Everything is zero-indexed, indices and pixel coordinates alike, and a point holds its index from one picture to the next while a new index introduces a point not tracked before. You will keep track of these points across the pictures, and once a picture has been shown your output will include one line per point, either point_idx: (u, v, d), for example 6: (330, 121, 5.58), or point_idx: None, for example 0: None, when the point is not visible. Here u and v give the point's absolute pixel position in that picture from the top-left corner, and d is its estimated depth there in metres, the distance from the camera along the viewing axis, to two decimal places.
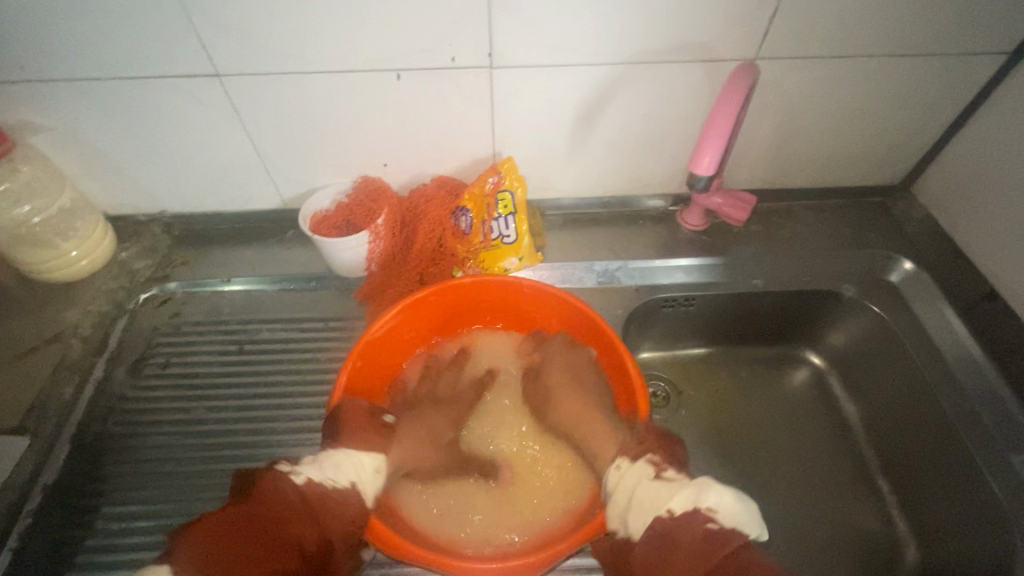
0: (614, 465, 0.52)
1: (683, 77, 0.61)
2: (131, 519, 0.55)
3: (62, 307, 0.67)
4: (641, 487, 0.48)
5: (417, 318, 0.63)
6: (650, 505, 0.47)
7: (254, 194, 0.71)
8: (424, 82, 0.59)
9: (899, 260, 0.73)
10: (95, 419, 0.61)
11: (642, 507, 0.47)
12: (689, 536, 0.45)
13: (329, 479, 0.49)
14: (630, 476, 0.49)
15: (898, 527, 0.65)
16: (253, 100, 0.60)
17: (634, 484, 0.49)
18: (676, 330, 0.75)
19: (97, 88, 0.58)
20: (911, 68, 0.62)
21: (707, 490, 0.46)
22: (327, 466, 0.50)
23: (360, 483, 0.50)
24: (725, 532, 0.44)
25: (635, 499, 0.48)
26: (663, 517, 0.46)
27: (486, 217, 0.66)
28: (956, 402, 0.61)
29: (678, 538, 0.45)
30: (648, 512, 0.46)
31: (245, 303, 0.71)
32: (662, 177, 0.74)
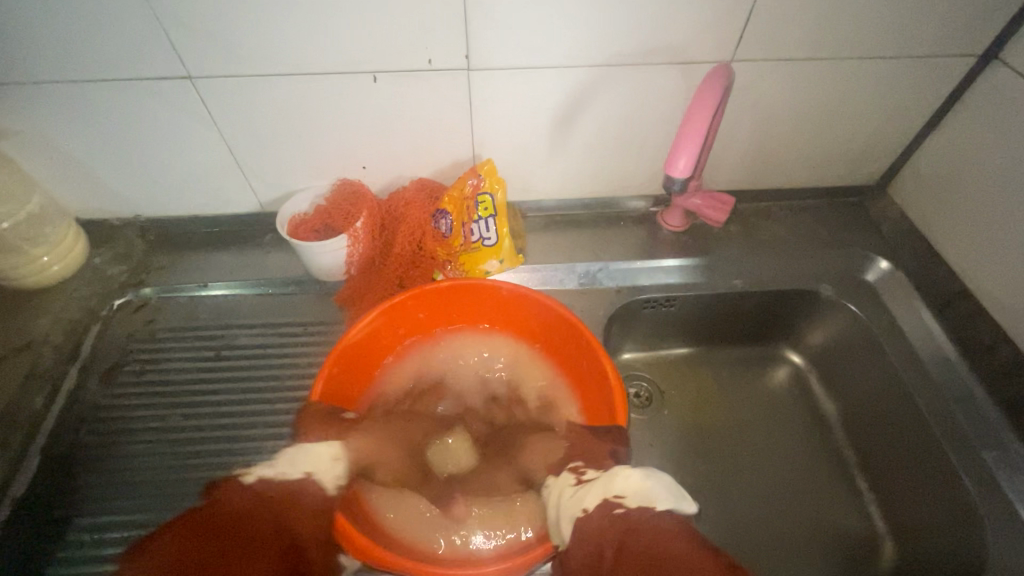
0: (545, 484, 0.54)
1: (660, 80, 0.61)
2: (104, 530, 0.54)
3: (32, 314, 0.66)
4: (564, 495, 0.50)
5: (395, 322, 0.63)
6: (573, 509, 0.48)
7: (230, 198, 0.70)
8: (401, 84, 0.59)
9: (875, 260, 0.74)
10: (67, 428, 0.60)
11: (565, 512, 0.48)
12: (605, 525, 0.46)
13: None
14: (554, 491, 0.52)
15: (875, 524, 0.65)
16: (227, 103, 0.59)
17: (558, 497, 0.51)
18: (657, 331, 0.76)
19: (65, 91, 0.56)
20: (884, 70, 0.63)
21: (617, 477, 0.49)
22: None
23: None
24: (638, 513, 0.47)
25: (562, 508, 0.49)
26: (582, 516, 0.47)
27: (467, 220, 0.66)
28: (930, 400, 0.62)
29: (595, 530, 0.46)
30: (571, 514, 0.48)
31: (223, 308, 0.70)
32: (642, 179, 0.74)
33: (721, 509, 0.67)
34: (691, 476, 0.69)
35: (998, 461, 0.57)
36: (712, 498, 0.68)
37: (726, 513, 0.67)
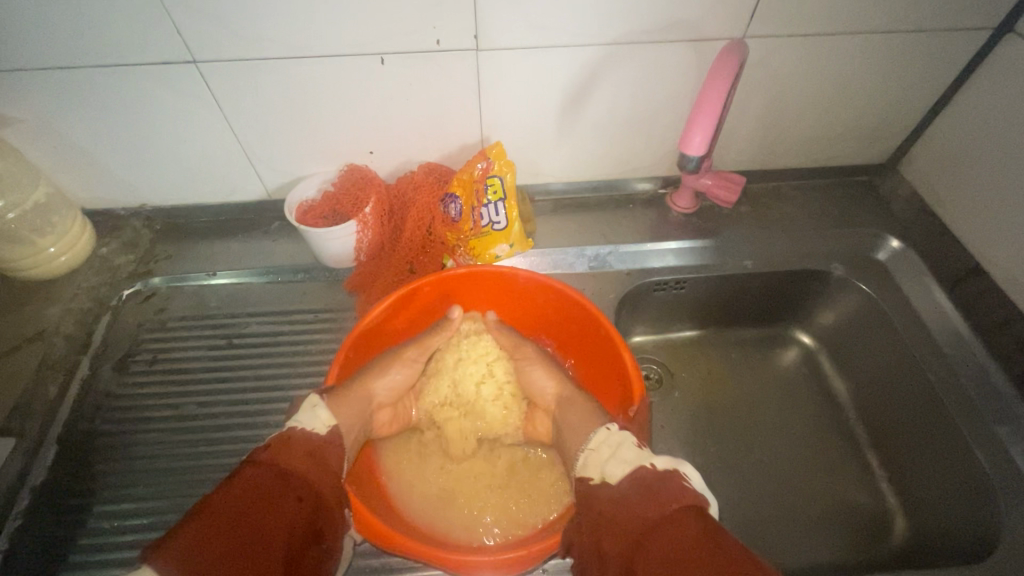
0: (605, 425, 0.52)
1: (672, 58, 0.60)
2: (125, 517, 0.55)
3: (42, 305, 0.65)
4: (621, 447, 0.48)
5: (411, 306, 0.62)
6: (633, 460, 0.47)
7: (236, 185, 0.70)
8: (409, 66, 0.58)
9: (886, 238, 0.73)
10: (81, 417, 0.60)
11: (621, 460, 0.47)
12: (661, 488, 0.43)
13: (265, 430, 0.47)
14: (614, 438, 0.50)
15: (886, 500, 0.66)
16: (233, 88, 0.58)
17: (616, 443, 0.49)
18: (668, 313, 0.75)
19: (68, 77, 0.55)
20: (896, 45, 0.62)
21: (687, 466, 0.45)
22: None
23: (306, 424, 0.49)
24: (690, 493, 0.43)
25: (615, 455, 0.48)
26: (642, 467, 0.45)
27: (476, 203, 0.65)
28: (943, 376, 0.62)
29: (653, 486, 0.43)
30: (626, 466, 0.46)
31: (233, 297, 0.69)
32: (651, 160, 0.73)
33: (733, 488, 0.67)
34: (703, 457, 0.69)
35: (1010, 435, 0.58)
36: (724, 478, 0.68)
37: (739, 493, 0.67)
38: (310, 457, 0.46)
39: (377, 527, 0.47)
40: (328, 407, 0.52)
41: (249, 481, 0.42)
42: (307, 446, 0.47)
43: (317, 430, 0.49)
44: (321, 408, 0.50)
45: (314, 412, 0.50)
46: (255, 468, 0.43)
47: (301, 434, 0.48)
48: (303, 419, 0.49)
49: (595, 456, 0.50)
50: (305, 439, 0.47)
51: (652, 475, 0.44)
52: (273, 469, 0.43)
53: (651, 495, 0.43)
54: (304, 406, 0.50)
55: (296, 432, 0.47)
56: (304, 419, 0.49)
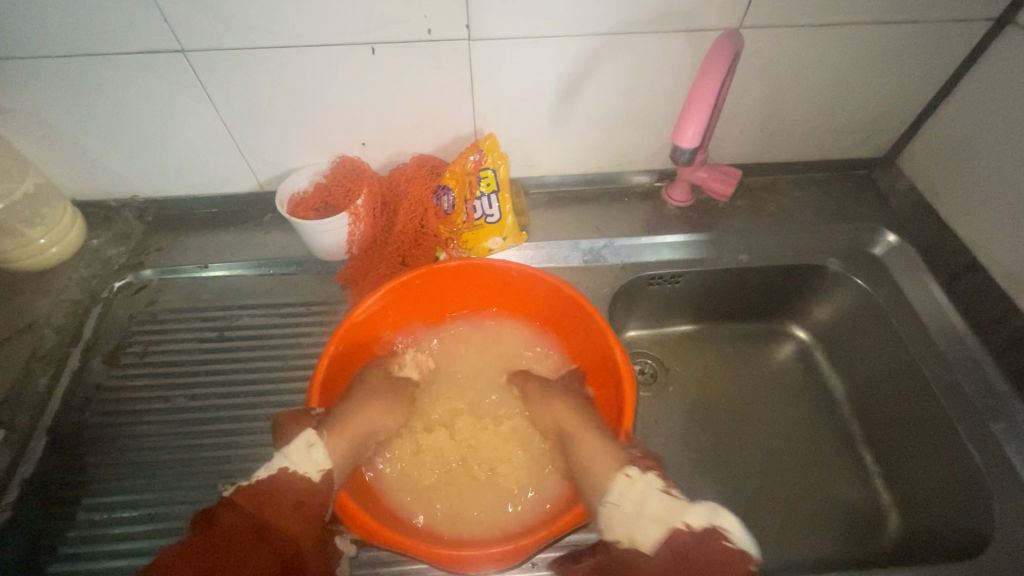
0: (623, 471, 0.49)
1: (666, 50, 0.59)
2: (114, 510, 0.55)
3: (33, 296, 0.65)
4: (648, 501, 0.47)
5: (402, 300, 0.62)
6: (666, 519, 0.46)
7: (228, 177, 0.69)
8: (399, 55, 0.57)
9: (883, 233, 0.73)
10: (72, 410, 0.60)
11: (653, 520, 0.46)
12: (695, 554, 0.45)
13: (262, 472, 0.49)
14: (640, 486, 0.48)
15: (879, 496, 0.66)
16: (223, 78, 0.58)
17: (643, 498, 0.47)
18: (662, 308, 0.75)
19: (55, 66, 0.55)
20: (895, 36, 0.61)
21: (721, 516, 0.46)
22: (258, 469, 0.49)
23: (298, 467, 0.49)
24: (738, 557, 0.45)
25: (643, 515, 0.47)
26: (679, 531, 0.46)
27: (469, 196, 0.65)
28: (938, 372, 0.62)
29: (688, 553, 0.45)
30: (659, 525, 0.46)
31: (225, 289, 0.69)
32: (646, 153, 0.73)
33: (726, 482, 0.67)
34: (696, 452, 0.69)
35: (1004, 432, 0.57)
36: (717, 473, 0.68)
37: (732, 487, 0.67)
38: (297, 509, 0.47)
39: (365, 519, 0.46)
40: (327, 445, 0.51)
41: (228, 526, 0.47)
42: (293, 497, 0.48)
43: (307, 474, 0.49)
44: (315, 449, 0.50)
45: (308, 451, 0.50)
46: (234, 514, 0.48)
47: (289, 479, 0.49)
48: (296, 461, 0.49)
49: (620, 513, 0.47)
50: (292, 487, 0.48)
51: (691, 541, 0.45)
52: (248, 516, 0.47)
53: (699, 570, 0.45)
54: (300, 444, 0.50)
55: (285, 477, 0.49)
56: (296, 460, 0.50)
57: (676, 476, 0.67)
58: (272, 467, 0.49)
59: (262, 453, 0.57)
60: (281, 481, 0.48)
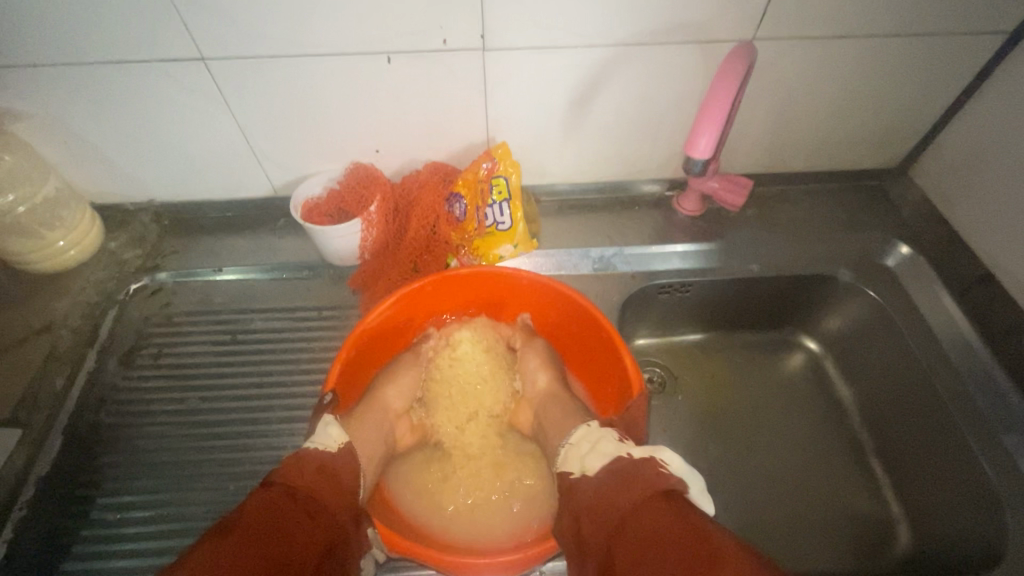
0: (586, 423, 0.53)
1: (679, 60, 0.59)
2: (127, 509, 0.55)
3: (51, 298, 0.66)
4: (603, 440, 0.49)
5: (413, 306, 0.62)
6: (613, 451, 0.47)
7: (243, 181, 0.70)
8: (415, 64, 0.58)
9: (895, 244, 0.72)
10: (87, 410, 0.61)
11: (601, 452, 0.48)
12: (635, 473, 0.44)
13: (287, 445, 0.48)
14: (597, 431, 0.51)
15: (890, 508, 0.65)
16: (241, 85, 0.58)
17: (595, 437, 0.50)
18: (672, 316, 0.75)
19: (78, 73, 0.56)
20: (908, 48, 0.61)
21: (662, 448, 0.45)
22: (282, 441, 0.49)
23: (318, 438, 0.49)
24: (666, 476, 0.43)
25: (595, 449, 0.48)
26: (619, 458, 0.46)
27: (480, 203, 0.65)
28: (950, 384, 0.61)
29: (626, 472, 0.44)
30: (606, 455, 0.47)
31: (238, 293, 0.70)
32: (657, 162, 0.73)
33: (734, 492, 0.67)
34: (705, 462, 0.69)
35: (1018, 446, 0.57)
36: (725, 483, 0.68)
37: (740, 496, 0.67)
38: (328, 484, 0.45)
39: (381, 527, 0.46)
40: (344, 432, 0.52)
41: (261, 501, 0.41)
42: (318, 464, 0.46)
43: (329, 447, 0.49)
44: (333, 426, 0.50)
45: (326, 430, 0.50)
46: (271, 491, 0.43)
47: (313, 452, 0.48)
48: (318, 437, 0.49)
49: (574, 450, 0.50)
50: (316, 455, 0.47)
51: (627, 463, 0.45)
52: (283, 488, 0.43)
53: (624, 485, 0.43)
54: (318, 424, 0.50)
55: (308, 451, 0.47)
56: (318, 437, 0.49)
57: None
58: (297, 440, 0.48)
59: (273, 455, 0.58)
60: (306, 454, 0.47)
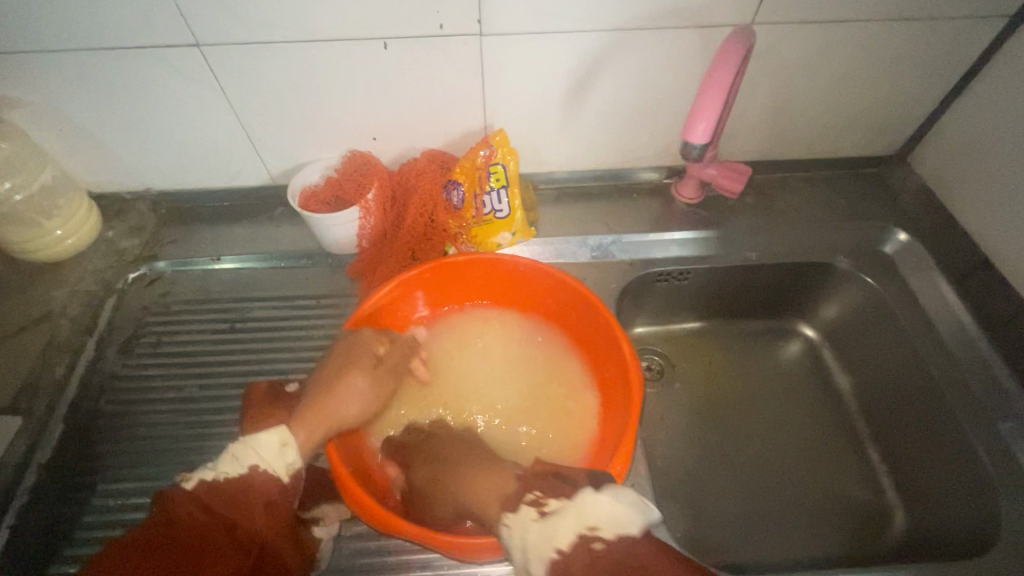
0: (504, 518, 0.44)
1: (678, 44, 0.59)
2: (128, 495, 0.56)
3: (49, 287, 0.66)
4: (529, 534, 0.41)
5: (412, 295, 0.63)
6: (542, 544, 0.40)
7: (241, 169, 0.70)
8: (412, 50, 0.57)
9: (893, 231, 0.72)
10: (87, 398, 0.61)
11: (538, 556, 0.40)
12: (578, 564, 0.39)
13: (222, 472, 0.45)
14: (517, 530, 0.42)
15: (887, 494, 0.66)
16: (237, 71, 0.58)
17: (522, 534, 0.42)
18: (670, 304, 0.75)
19: (73, 60, 0.55)
20: (907, 34, 0.61)
21: (583, 504, 0.41)
22: (220, 463, 0.45)
23: (264, 463, 0.45)
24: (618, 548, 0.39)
25: (532, 549, 0.41)
26: (560, 558, 0.39)
27: (479, 191, 0.65)
28: (946, 369, 0.62)
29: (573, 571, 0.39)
30: (542, 558, 0.40)
31: (236, 281, 0.70)
32: (656, 150, 0.73)
33: (730, 478, 0.68)
34: (702, 449, 0.69)
35: (1013, 431, 0.57)
36: (722, 468, 0.68)
37: (736, 482, 0.67)
38: (267, 508, 0.44)
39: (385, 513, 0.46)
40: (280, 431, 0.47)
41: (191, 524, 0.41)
42: (263, 494, 0.44)
43: (277, 472, 0.46)
44: (288, 448, 0.47)
45: (281, 451, 0.47)
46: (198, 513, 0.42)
47: (263, 478, 0.45)
48: (266, 458, 0.46)
49: (520, 559, 0.41)
50: (266, 489, 0.45)
51: (578, 559, 0.39)
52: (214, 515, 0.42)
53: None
54: (273, 442, 0.46)
55: (257, 476, 0.45)
56: (265, 456, 0.46)
57: (682, 472, 0.68)
58: (244, 464, 0.45)
59: None
60: (256, 479, 0.45)
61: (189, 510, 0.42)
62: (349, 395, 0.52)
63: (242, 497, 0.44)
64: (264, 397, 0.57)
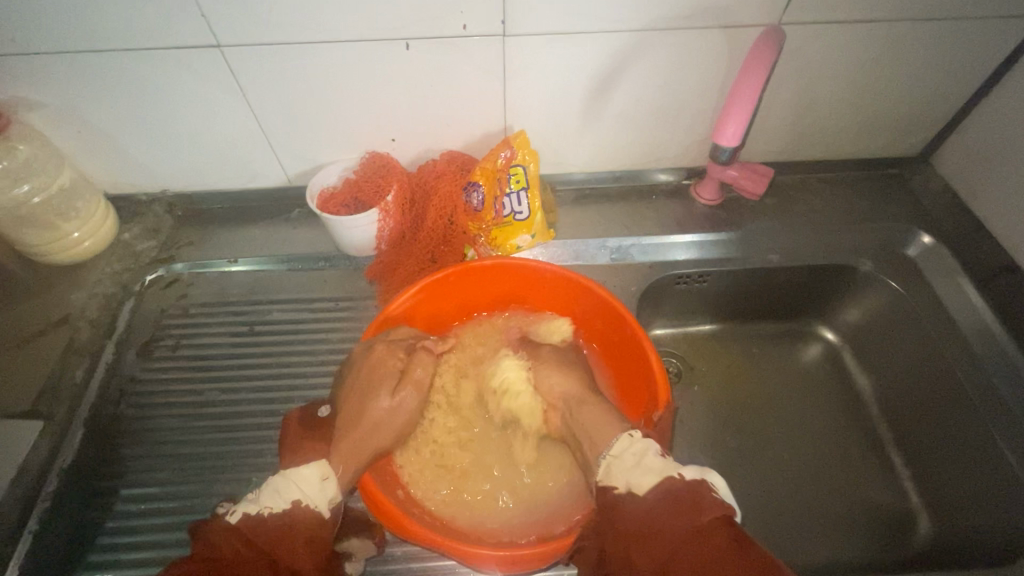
0: (629, 432, 0.50)
1: (702, 44, 0.58)
2: (151, 500, 0.55)
3: (67, 290, 0.66)
4: (647, 456, 0.46)
5: (435, 300, 0.62)
6: (659, 468, 0.45)
7: (258, 171, 0.69)
8: (433, 51, 0.57)
9: (917, 233, 0.71)
10: (107, 402, 0.61)
11: (649, 471, 0.45)
12: (691, 498, 0.42)
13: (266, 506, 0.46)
14: (637, 445, 0.48)
15: (909, 499, 0.65)
16: (257, 73, 0.58)
17: (642, 452, 0.47)
18: (688, 306, 0.74)
19: (93, 62, 0.55)
20: (935, 33, 0.60)
21: (711, 472, 0.45)
22: (262, 497, 0.46)
23: (306, 498, 0.47)
24: (724, 504, 0.42)
25: (642, 464, 0.46)
26: (671, 477, 0.44)
27: (499, 192, 0.65)
28: (972, 373, 0.61)
29: (683, 496, 0.42)
30: (654, 473, 0.45)
31: (254, 284, 0.69)
32: (676, 151, 0.72)
33: (752, 484, 0.67)
34: (722, 453, 0.69)
35: None
36: (744, 473, 0.67)
37: (758, 488, 0.67)
38: (309, 545, 0.45)
39: (391, 509, 0.47)
40: (326, 467, 0.49)
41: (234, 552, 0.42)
42: (305, 532, 0.45)
43: (319, 508, 0.47)
44: (330, 482, 0.49)
45: (322, 486, 0.48)
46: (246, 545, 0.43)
47: (305, 515, 0.46)
48: (310, 493, 0.47)
49: (617, 465, 0.47)
50: (308, 525, 0.46)
51: (682, 487, 0.43)
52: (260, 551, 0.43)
53: (685, 505, 0.42)
54: (315, 476, 0.48)
55: (300, 511, 0.46)
56: (308, 492, 0.47)
57: None
58: (286, 499, 0.46)
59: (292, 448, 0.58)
60: (298, 514, 0.46)
61: (234, 545, 0.43)
62: (375, 424, 0.54)
63: (284, 535, 0.45)
64: (300, 427, 0.56)
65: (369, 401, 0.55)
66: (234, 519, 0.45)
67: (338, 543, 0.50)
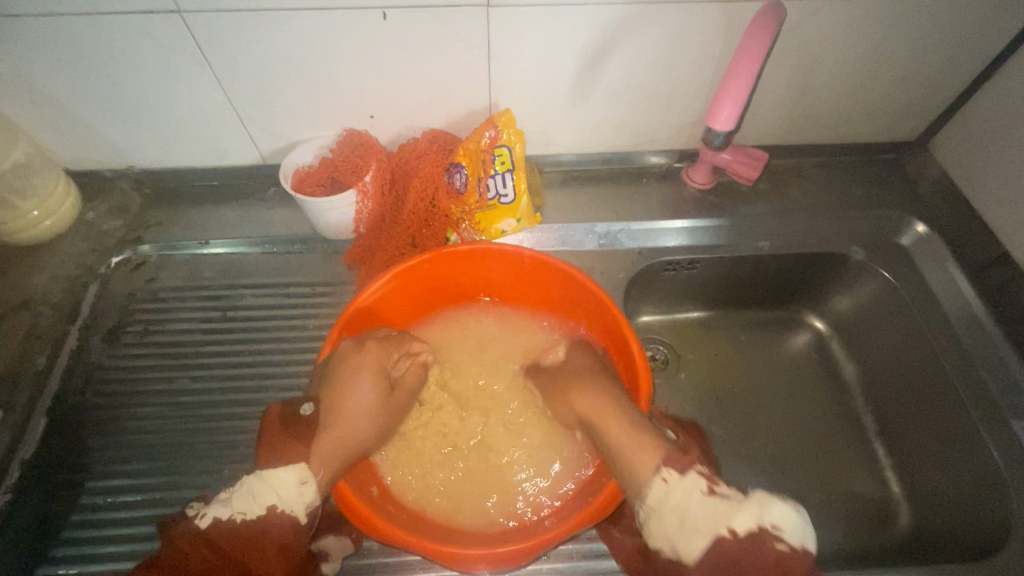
0: (661, 475, 0.46)
1: (698, 20, 0.55)
2: (119, 492, 0.54)
3: (28, 271, 0.63)
4: (693, 510, 0.44)
5: (412, 285, 0.60)
6: (711, 527, 0.43)
7: (229, 147, 0.66)
8: (412, 22, 0.53)
9: (911, 222, 0.70)
10: (72, 390, 0.58)
11: (699, 530, 0.43)
12: (752, 561, 0.42)
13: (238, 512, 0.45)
14: (679, 492, 0.45)
15: (892, 490, 0.65)
16: (222, 41, 0.54)
17: (687, 503, 0.44)
18: (677, 293, 0.73)
19: (41, 26, 0.51)
20: (939, 12, 0.57)
21: (766, 507, 0.43)
22: (235, 500, 0.45)
23: (282, 504, 0.45)
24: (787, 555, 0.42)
25: (688, 526, 0.43)
26: (723, 537, 0.42)
27: (482, 174, 0.61)
28: (960, 366, 0.60)
29: (739, 558, 0.42)
30: (705, 533, 0.43)
31: (227, 267, 0.66)
32: (668, 132, 0.69)
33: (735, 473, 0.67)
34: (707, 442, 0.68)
35: None
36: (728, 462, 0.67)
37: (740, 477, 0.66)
38: (280, 553, 0.44)
39: (363, 510, 0.46)
40: (309, 471, 0.47)
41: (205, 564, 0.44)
42: (276, 539, 0.45)
43: (295, 513, 0.45)
44: (309, 486, 0.46)
45: (300, 490, 0.46)
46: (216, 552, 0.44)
47: (278, 519, 0.45)
48: (286, 498, 0.45)
49: (660, 519, 0.45)
50: (279, 530, 0.45)
51: (735, 547, 0.42)
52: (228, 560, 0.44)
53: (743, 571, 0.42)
54: (292, 481, 0.46)
55: (275, 515, 0.45)
56: (285, 496, 0.45)
57: None
58: (261, 504, 0.45)
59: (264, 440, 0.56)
60: (272, 520, 0.45)
61: (204, 556, 0.44)
62: (357, 417, 0.53)
63: (254, 542, 0.44)
64: (278, 426, 0.54)
65: (347, 391, 0.53)
66: (204, 524, 0.45)
67: (316, 541, 0.50)
